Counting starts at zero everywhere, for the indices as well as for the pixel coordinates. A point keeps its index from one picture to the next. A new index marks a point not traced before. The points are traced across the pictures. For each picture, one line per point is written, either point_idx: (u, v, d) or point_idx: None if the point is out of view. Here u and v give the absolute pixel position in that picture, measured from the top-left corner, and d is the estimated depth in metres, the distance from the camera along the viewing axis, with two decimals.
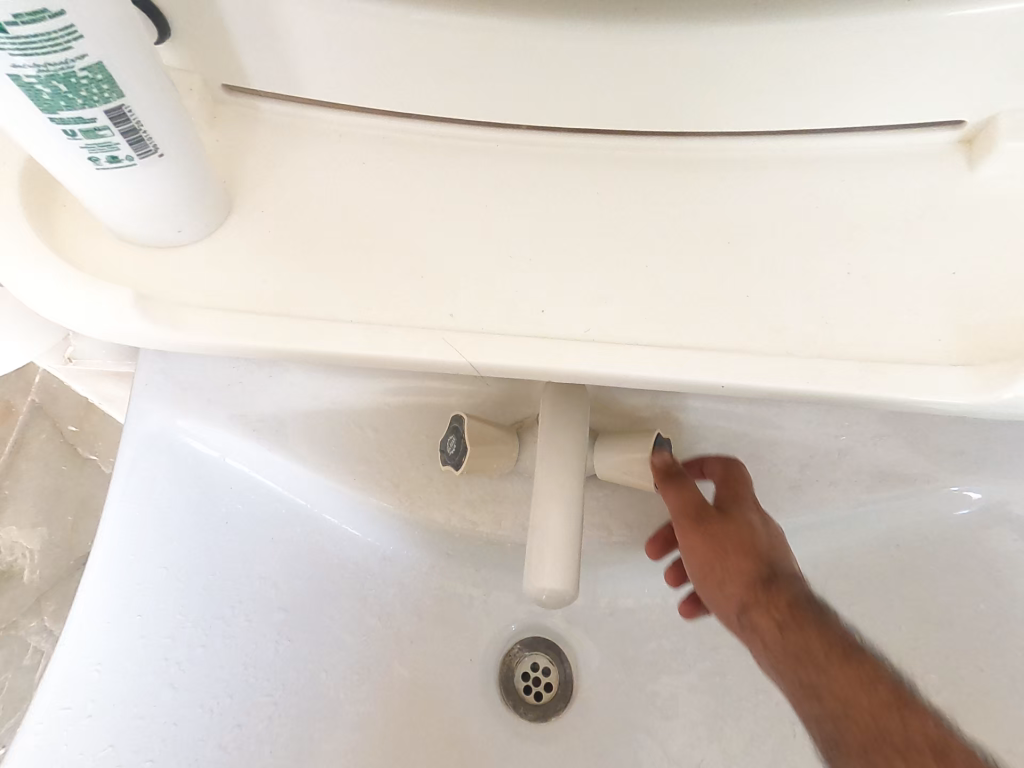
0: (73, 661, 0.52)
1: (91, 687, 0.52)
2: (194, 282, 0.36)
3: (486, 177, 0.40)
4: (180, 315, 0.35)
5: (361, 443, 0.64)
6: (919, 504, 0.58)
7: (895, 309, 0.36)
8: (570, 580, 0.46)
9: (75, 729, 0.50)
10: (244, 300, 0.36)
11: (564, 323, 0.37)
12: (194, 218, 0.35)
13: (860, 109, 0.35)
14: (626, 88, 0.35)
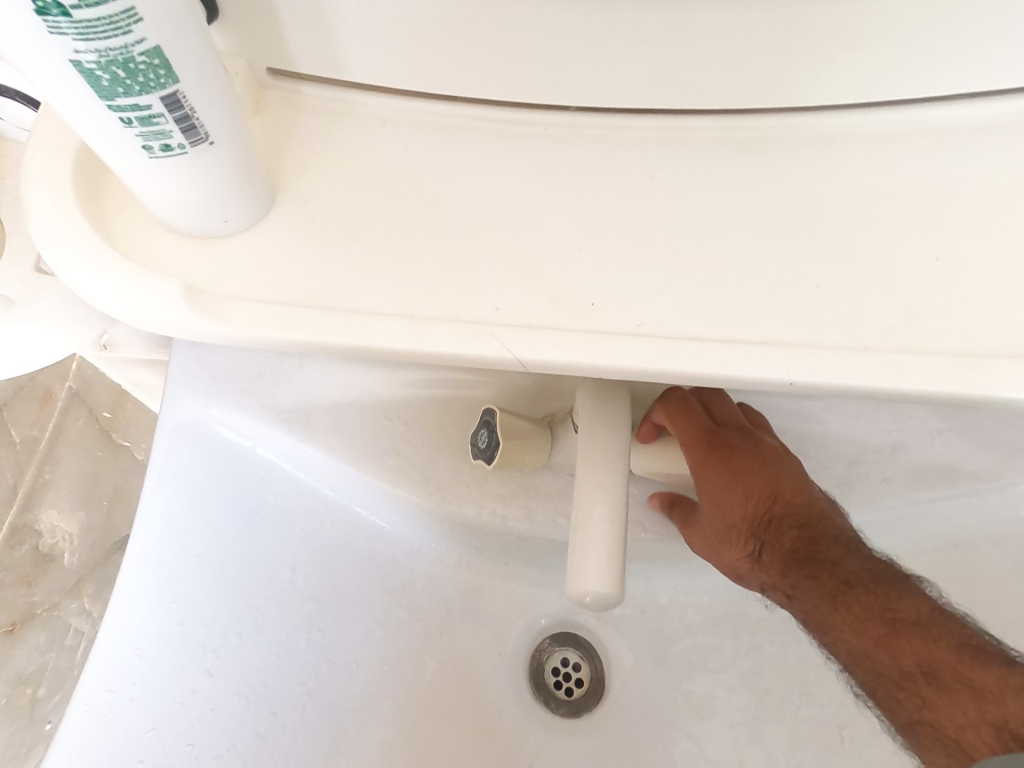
0: (114, 646, 0.52)
1: (132, 671, 0.52)
2: (239, 275, 0.35)
3: (534, 162, 0.39)
4: (225, 308, 0.34)
5: (392, 435, 0.63)
6: (982, 505, 0.57)
7: (988, 299, 0.33)
8: (614, 582, 0.45)
9: (117, 713, 0.51)
10: (288, 294, 0.35)
11: (618, 316, 0.36)
12: (240, 206, 0.34)
13: (940, 80, 0.33)
14: (691, 64, 0.33)
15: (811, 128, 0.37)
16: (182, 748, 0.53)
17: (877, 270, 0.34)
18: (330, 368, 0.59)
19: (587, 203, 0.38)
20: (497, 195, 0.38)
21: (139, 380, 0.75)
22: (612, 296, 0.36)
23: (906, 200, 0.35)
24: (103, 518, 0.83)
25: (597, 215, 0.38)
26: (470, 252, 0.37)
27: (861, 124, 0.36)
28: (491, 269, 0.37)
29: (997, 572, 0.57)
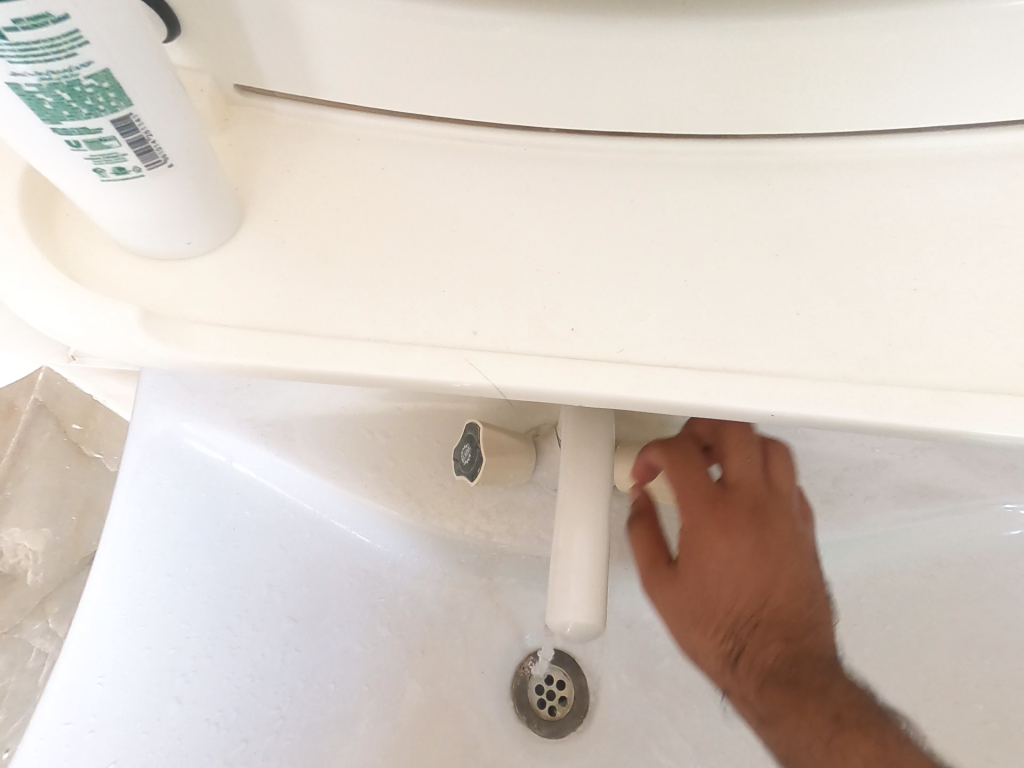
0: (74, 676, 0.50)
1: (93, 701, 0.50)
2: (205, 296, 0.34)
3: (514, 183, 0.38)
4: (186, 332, 0.32)
5: (372, 449, 0.61)
6: (966, 523, 0.57)
7: (970, 328, 0.33)
8: (594, 611, 0.43)
9: (77, 746, 0.49)
10: (254, 317, 0.34)
11: (596, 342, 0.35)
12: (203, 227, 0.33)
13: (918, 109, 0.33)
14: (669, 88, 0.33)
15: (795, 150, 0.36)
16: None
17: (857, 297, 0.33)
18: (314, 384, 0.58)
19: (567, 225, 0.37)
20: (474, 215, 0.37)
21: (112, 390, 0.72)
22: (590, 320, 0.35)
23: (887, 227, 0.35)
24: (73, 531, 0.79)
25: (577, 238, 0.37)
26: (444, 275, 0.36)
27: (843, 148, 0.36)
28: (467, 293, 0.36)
29: (980, 589, 0.57)
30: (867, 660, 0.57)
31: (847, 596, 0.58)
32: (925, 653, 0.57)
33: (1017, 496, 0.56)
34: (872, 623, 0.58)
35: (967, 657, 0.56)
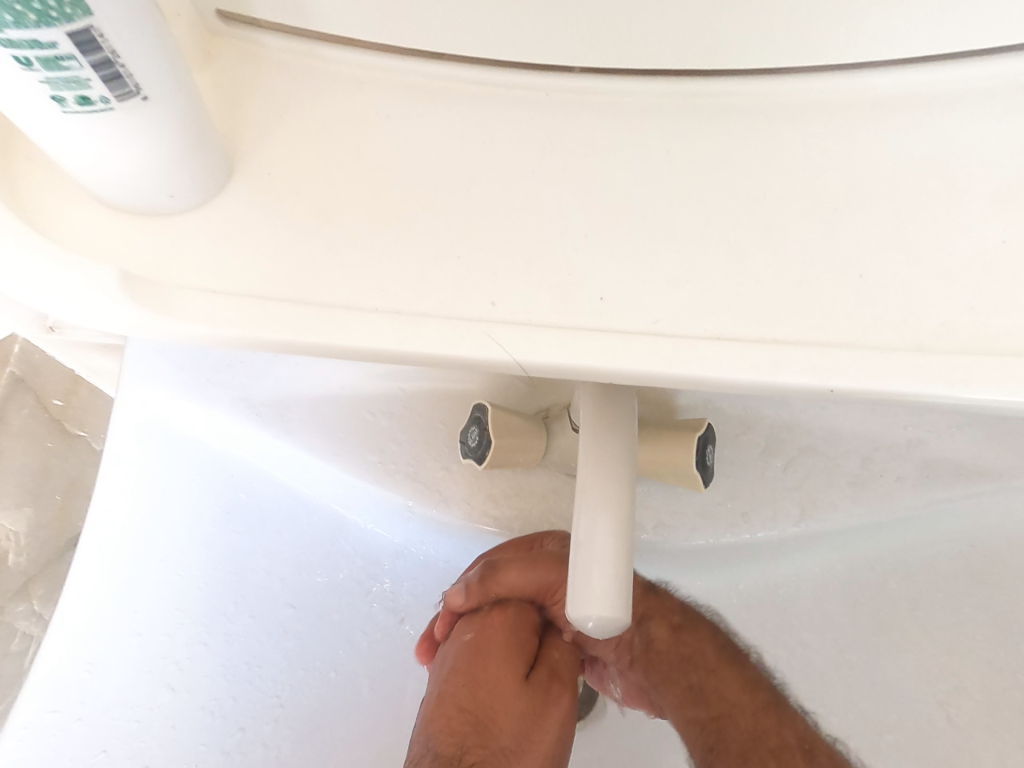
0: (63, 663, 0.49)
1: (80, 688, 0.49)
2: (189, 256, 0.30)
3: (537, 133, 0.34)
4: (168, 296, 0.28)
5: (373, 431, 0.57)
6: (1005, 504, 0.55)
7: None
8: (618, 603, 0.41)
9: (63, 731, 0.48)
10: (242, 281, 0.30)
11: (631, 312, 0.31)
12: (183, 176, 0.29)
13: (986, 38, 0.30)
14: (706, 14, 0.29)
15: (857, 86, 0.32)
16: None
17: (930, 256, 0.30)
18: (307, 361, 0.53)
19: (597, 180, 0.33)
20: (492, 168, 0.33)
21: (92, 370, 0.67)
22: (624, 287, 0.31)
23: (965, 175, 0.31)
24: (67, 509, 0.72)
25: (609, 195, 0.33)
26: (459, 237, 0.32)
27: (904, 88, 0.32)
28: (484, 258, 0.32)
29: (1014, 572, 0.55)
30: (891, 645, 0.57)
31: (872, 582, 0.58)
32: (949, 632, 0.56)
33: None
34: (899, 608, 0.57)
35: (995, 639, 0.55)
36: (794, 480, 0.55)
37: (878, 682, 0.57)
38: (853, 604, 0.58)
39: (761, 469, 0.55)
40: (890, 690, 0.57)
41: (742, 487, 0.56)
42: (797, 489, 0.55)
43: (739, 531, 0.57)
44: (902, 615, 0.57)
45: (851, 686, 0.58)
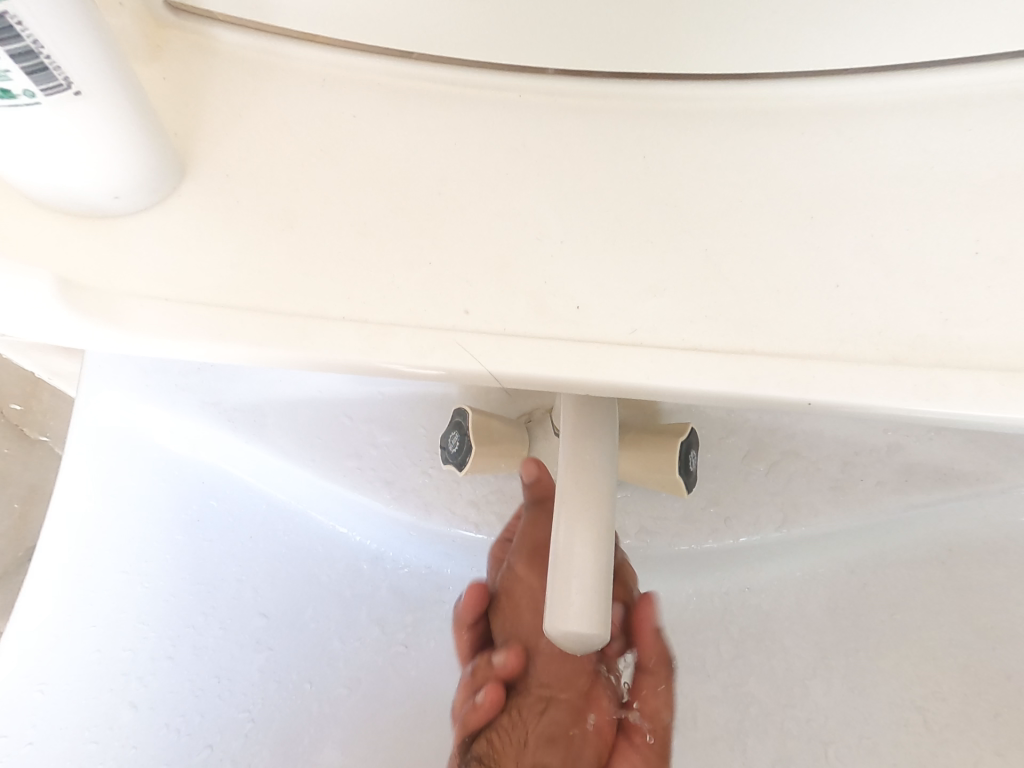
0: (15, 683, 0.46)
1: (34, 709, 0.46)
2: (136, 260, 0.28)
3: (510, 136, 0.32)
4: (114, 304, 0.27)
5: (347, 436, 0.56)
6: (983, 506, 0.55)
7: None
8: (597, 618, 0.40)
9: (13, 758, 0.45)
10: (194, 287, 0.28)
11: (606, 321, 0.30)
12: (129, 177, 0.27)
13: (964, 42, 0.29)
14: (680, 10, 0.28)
15: (835, 89, 0.32)
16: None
17: (907, 266, 0.29)
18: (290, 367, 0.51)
19: (571, 186, 0.32)
20: (463, 170, 0.32)
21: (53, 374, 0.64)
22: (599, 297, 0.30)
23: (941, 182, 0.30)
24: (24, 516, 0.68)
25: (583, 201, 0.32)
26: (429, 243, 0.31)
27: (882, 92, 0.32)
28: (456, 264, 0.31)
29: (992, 576, 0.56)
30: (871, 650, 0.57)
31: (852, 586, 0.58)
32: (928, 635, 0.56)
33: None
34: (878, 613, 0.57)
35: (974, 644, 0.55)
36: (775, 485, 0.55)
37: (858, 686, 0.56)
38: (834, 608, 0.58)
39: (742, 473, 0.55)
40: (870, 696, 0.56)
41: (724, 492, 0.56)
42: (778, 494, 0.55)
43: (721, 535, 0.57)
44: (882, 620, 0.57)
45: (832, 690, 0.57)
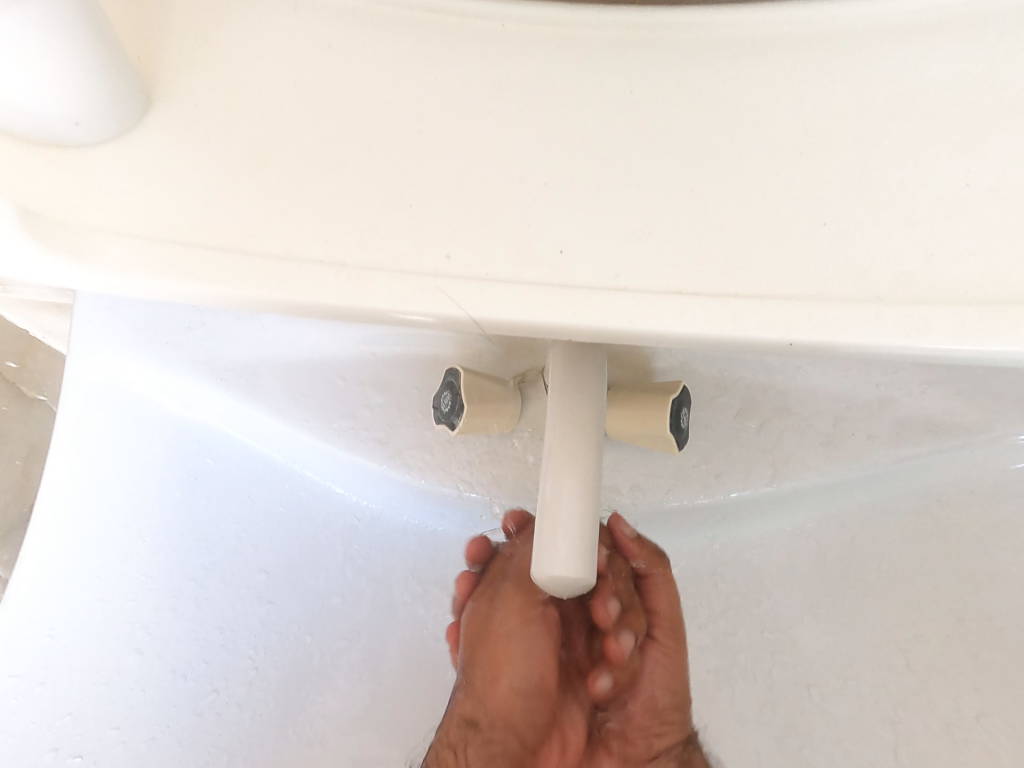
0: (23, 628, 0.48)
1: (43, 653, 0.49)
2: (108, 196, 0.28)
3: (492, 73, 0.32)
4: (85, 241, 0.27)
5: (340, 395, 0.54)
6: (972, 457, 0.55)
7: None
8: (582, 565, 0.41)
9: (28, 696, 0.48)
10: (168, 227, 0.28)
11: (587, 266, 0.29)
12: (93, 103, 0.27)
13: None
14: None
15: (816, 22, 0.31)
16: (105, 733, 0.50)
17: (894, 200, 0.29)
18: (284, 321, 0.48)
19: (554, 124, 0.31)
20: (443, 109, 0.31)
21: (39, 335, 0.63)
22: (582, 242, 0.30)
23: (931, 113, 0.30)
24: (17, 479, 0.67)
25: (565, 140, 0.31)
26: (408, 185, 0.30)
27: (873, 18, 0.31)
28: (437, 206, 0.30)
29: (976, 525, 0.57)
30: (855, 600, 0.58)
31: (840, 539, 0.59)
32: (914, 584, 0.57)
33: None
34: (864, 565, 0.58)
35: (956, 591, 0.56)
36: (767, 442, 0.55)
37: (842, 634, 0.58)
38: (821, 561, 0.59)
39: (735, 431, 0.54)
40: (855, 645, 0.58)
41: (716, 450, 0.55)
42: (769, 450, 0.55)
43: (711, 490, 0.58)
44: (867, 571, 0.58)
45: (816, 639, 0.59)
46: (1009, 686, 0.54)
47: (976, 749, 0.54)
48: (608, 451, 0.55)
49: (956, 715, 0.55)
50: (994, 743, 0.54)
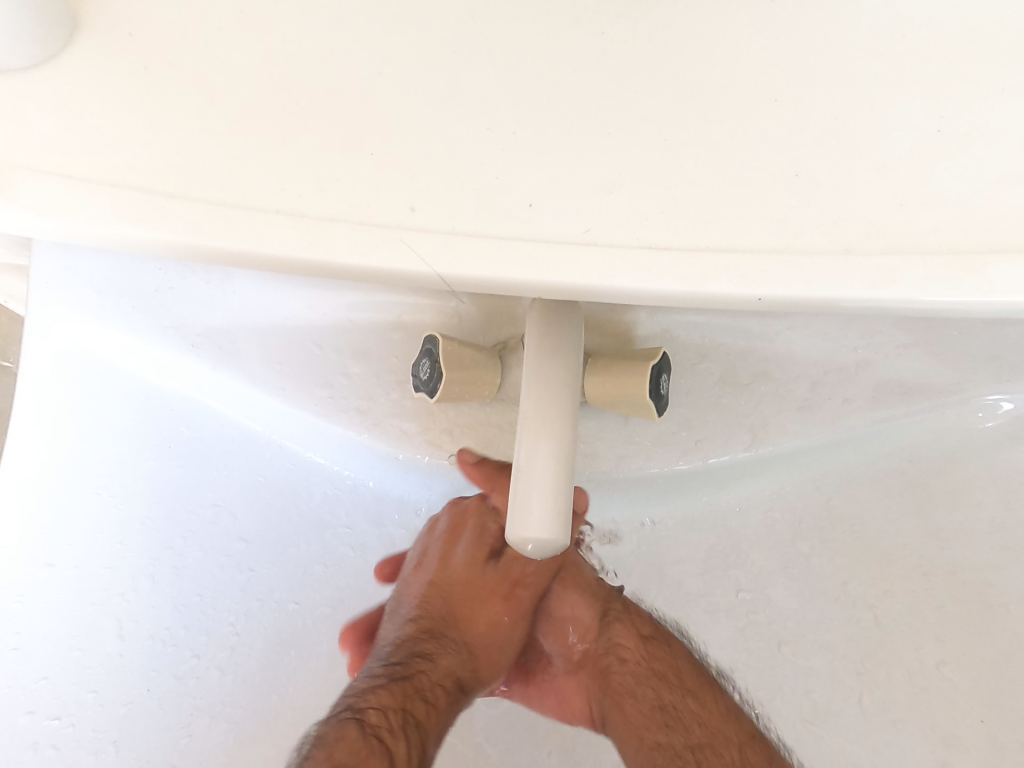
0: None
1: (15, 619, 0.49)
2: (36, 127, 0.27)
3: (459, 14, 0.30)
4: (15, 176, 0.27)
5: (315, 362, 0.53)
6: (944, 419, 0.56)
7: (1006, 179, 0.27)
8: (557, 528, 0.41)
9: (1, 663, 0.48)
10: (108, 169, 0.27)
11: (556, 220, 0.28)
12: (9, 21, 0.26)
13: None
14: None
15: None
16: (84, 697, 0.50)
17: (870, 147, 0.28)
18: (256, 285, 0.47)
19: (523, 67, 0.30)
20: (409, 53, 0.30)
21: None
22: (552, 195, 0.28)
23: (909, 57, 0.29)
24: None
25: (536, 85, 0.30)
26: (370, 133, 0.29)
27: None
28: (401, 154, 0.29)
29: (949, 486, 0.58)
30: (826, 560, 0.59)
31: (816, 502, 0.60)
32: (886, 544, 0.58)
33: (1001, 389, 0.54)
34: (837, 527, 0.59)
35: (925, 549, 0.58)
36: (746, 407, 0.55)
37: (814, 593, 0.60)
38: (797, 525, 0.60)
39: (714, 397, 0.54)
40: (826, 604, 0.59)
41: (696, 416, 0.55)
42: (748, 415, 0.55)
43: (691, 456, 0.58)
44: (841, 533, 0.59)
45: (788, 598, 0.60)
46: (970, 637, 0.56)
47: (935, 696, 0.56)
48: (588, 417, 0.55)
49: (918, 665, 0.57)
50: (953, 690, 0.56)
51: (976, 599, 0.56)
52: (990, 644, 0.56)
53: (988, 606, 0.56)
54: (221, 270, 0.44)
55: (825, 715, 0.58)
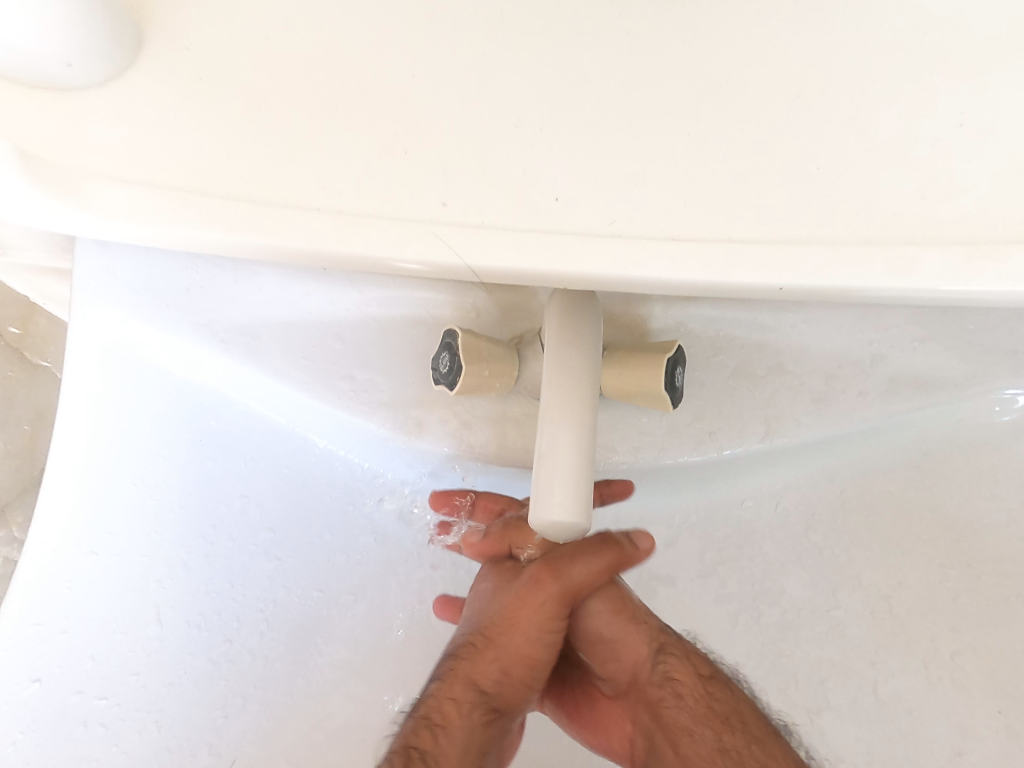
0: (41, 580, 0.50)
1: (62, 604, 0.51)
2: (95, 136, 0.29)
3: (488, 19, 0.31)
4: (78, 182, 0.28)
5: (340, 357, 0.54)
6: (959, 411, 0.57)
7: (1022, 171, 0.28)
8: (579, 512, 0.42)
9: (49, 645, 0.50)
10: (160, 172, 0.29)
11: (582, 213, 0.29)
12: (73, 46, 0.27)
13: None
14: None
15: None
16: (126, 679, 0.52)
17: (887, 142, 0.29)
18: (283, 281, 0.49)
19: (548, 69, 0.31)
20: (441, 57, 0.31)
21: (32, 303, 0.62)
22: (578, 189, 0.30)
23: (924, 55, 0.30)
24: (26, 443, 0.65)
25: (561, 85, 0.31)
26: (403, 133, 0.30)
27: None
28: (432, 153, 0.30)
29: (965, 478, 0.58)
30: (839, 550, 0.60)
31: (830, 493, 0.60)
32: (900, 534, 0.59)
33: (1016, 381, 0.55)
34: (851, 517, 0.60)
35: (940, 540, 0.58)
36: (761, 400, 0.55)
37: (829, 583, 0.60)
38: (811, 515, 0.61)
39: (729, 390, 0.55)
40: (839, 593, 0.60)
41: (711, 408, 0.56)
42: (763, 408, 0.56)
43: (706, 448, 0.58)
44: (854, 524, 0.60)
45: (802, 587, 0.61)
46: (984, 626, 0.57)
47: (950, 685, 0.56)
48: (604, 409, 0.56)
49: (933, 654, 0.57)
50: (967, 679, 0.56)
51: (991, 589, 0.57)
52: (1005, 634, 0.56)
53: (1002, 596, 0.57)
54: (253, 267, 0.46)
55: (841, 703, 0.58)
